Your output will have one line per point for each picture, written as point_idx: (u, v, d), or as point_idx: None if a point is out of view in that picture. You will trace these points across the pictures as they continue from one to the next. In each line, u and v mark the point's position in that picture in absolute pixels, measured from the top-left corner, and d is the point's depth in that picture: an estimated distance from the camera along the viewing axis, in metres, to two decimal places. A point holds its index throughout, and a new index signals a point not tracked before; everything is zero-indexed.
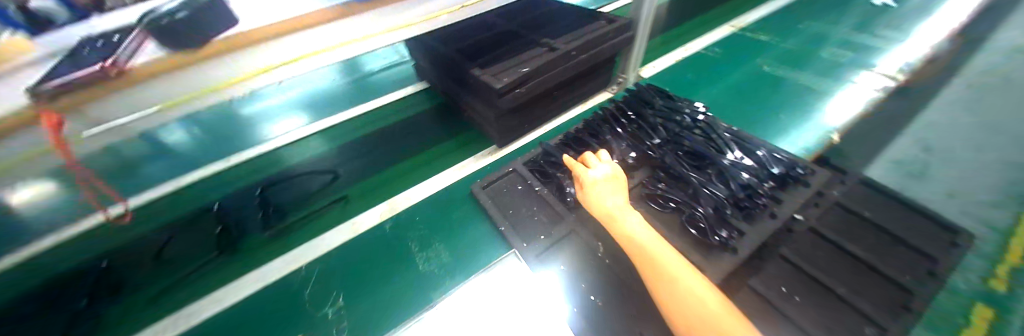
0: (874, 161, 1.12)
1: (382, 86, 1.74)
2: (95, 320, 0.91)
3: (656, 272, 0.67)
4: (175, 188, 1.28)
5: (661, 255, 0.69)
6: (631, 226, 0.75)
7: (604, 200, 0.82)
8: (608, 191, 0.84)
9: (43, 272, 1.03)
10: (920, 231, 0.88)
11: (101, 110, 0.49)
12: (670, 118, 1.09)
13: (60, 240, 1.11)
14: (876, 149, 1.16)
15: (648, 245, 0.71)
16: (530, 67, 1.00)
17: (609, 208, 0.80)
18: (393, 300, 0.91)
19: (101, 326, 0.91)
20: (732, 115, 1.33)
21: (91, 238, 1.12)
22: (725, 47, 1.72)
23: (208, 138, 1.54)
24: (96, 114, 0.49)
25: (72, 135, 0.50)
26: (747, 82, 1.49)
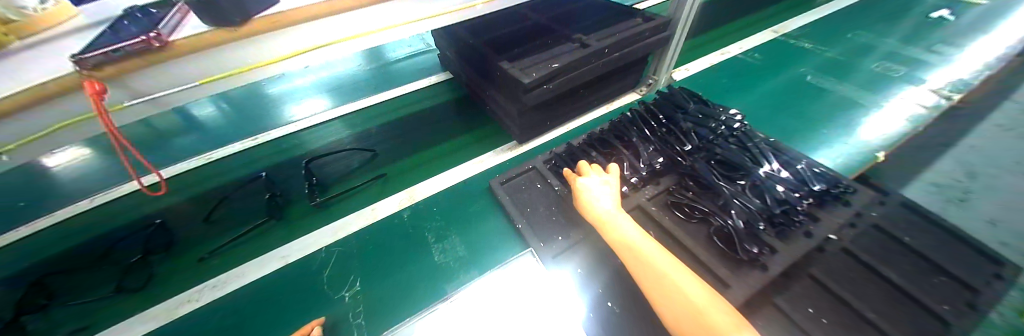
0: (912, 183, 1.06)
1: (406, 74, 1.74)
2: (149, 276, 0.96)
3: (646, 274, 0.64)
4: (203, 161, 1.32)
5: (649, 256, 0.66)
6: (622, 229, 0.73)
7: (594, 205, 0.81)
8: (600, 195, 0.82)
9: (83, 234, 1.09)
10: (961, 260, 0.82)
11: (143, 81, 0.51)
12: (703, 124, 1.03)
13: (96, 205, 1.17)
14: (915, 169, 1.09)
15: (637, 246, 0.69)
16: (560, 63, 0.97)
17: (599, 212, 0.79)
18: (408, 288, 0.91)
19: (151, 281, 0.96)
20: (765, 125, 1.27)
21: (123, 204, 1.16)
22: (761, 54, 1.64)
23: (236, 115, 1.58)
24: (138, 85, 0.51)
25: (112, 105, 0.51)
26: (783, 91, 1.42)
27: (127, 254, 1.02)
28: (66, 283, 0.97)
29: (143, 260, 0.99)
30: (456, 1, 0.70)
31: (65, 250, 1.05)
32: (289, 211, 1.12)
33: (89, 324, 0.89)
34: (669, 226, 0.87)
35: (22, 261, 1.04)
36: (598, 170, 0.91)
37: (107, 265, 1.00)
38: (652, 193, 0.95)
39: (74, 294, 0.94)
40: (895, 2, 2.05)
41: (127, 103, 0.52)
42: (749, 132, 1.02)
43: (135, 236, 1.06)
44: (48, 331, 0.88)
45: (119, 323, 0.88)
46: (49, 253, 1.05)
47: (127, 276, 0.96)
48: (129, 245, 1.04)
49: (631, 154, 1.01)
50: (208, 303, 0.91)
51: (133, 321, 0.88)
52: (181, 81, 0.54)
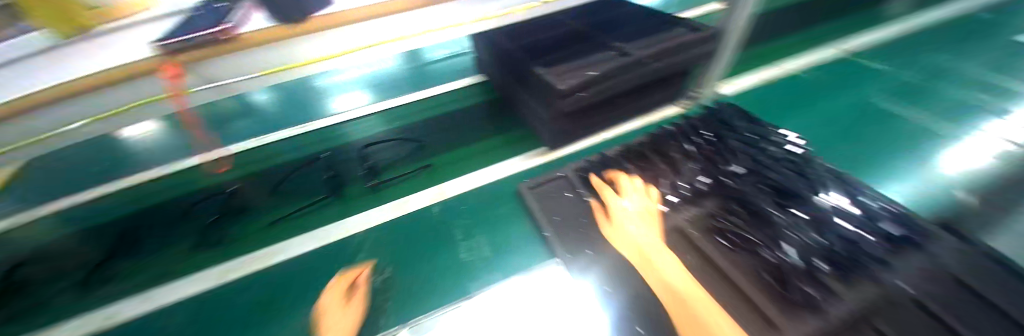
0: (999, 230, 0.91)
1: (443, 75, 1.77)
2: (225, 234, 1.11)
3: (688, 321, 0.70)
4: (256, 144, 1.43)
5: (694, 304, 0.71)
6: (666, 271, 0.76)
7: (635, 239, 0.83)
8: (641, 227, 0.86)
9: (161, 197, 1.25)
10: None
11: (202, 74, 0.54)
12: (757, 147, 0.99)
13: (158, 175, 1.30)
14: (1002, 215, 0.95)
15: (682, 294, 0.73)
16: (599, 71, 0.94)
17: (642, 247, 0.82)
18: (433, 283, 0.90)
19: (224, 241, 1.10)
20: (824, 150, 1.16)
21: (185, 177, 1.29)
22: (821, 72, 1.51)
23: (285, 103, 1.69)
24: (208, 71, 0.54)
25: (188, 88, 0.55)
26: (844, 114, 1.30)
27: (207, 212, 1.18)
28: (149, 237, 1.13)
29: (221, 218, 1.15)
30: (501, 6, 0.70)
31: (140, 212, 1.20)
32: (346, 193, 1.20)
33: (172, 270, 1.03)
34: (711, 254, 0.81)
35: (103, 220, 1.19)
36: (637, 196, 0.93)
37: (190, 221, 1.16)
38: (692, 214, 0.89)
39: (159, 246, 1.10)
40: (986, 23, 1.82)
41: (196, 88, 0.56)
42: (809, 159, 0.94)
43: (212, 200, 1.21)
44: (128, 277, 1.03)
45: (183, 280, 1.00)
46: (124, 214, 1.20)
47: (207, 233, 1.11)
48: (206, 207, 1.19)
49: (671, 174, 0.98)
50: (251, 273, 1.00)
51: (189, 283, 0.99)
52: (244, 71, 0.57)
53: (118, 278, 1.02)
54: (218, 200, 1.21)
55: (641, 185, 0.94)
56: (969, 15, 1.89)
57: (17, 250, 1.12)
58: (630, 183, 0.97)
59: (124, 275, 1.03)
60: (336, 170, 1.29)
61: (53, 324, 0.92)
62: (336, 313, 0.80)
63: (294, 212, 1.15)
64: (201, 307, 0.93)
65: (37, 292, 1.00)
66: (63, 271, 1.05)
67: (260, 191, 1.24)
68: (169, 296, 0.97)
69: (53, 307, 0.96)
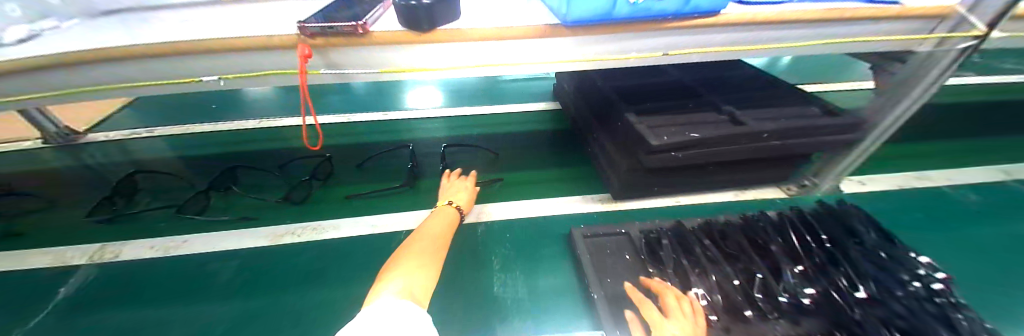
0: None
1: (520, 94, 1.79)
2: (309, 194, 1.20)
3: None
4: (344, 121, 1.56)
5: None
6: None
7: None
8: None
9: (258, 146, 1.43)
10: None
11: (326, 57, 0.58)
12: (889, 271, 0.80)
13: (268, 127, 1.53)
14: None
15: None
16: (701, 134, 0.85)
17: None
18: (469, 304, 0.86)
19: (308, 200, 1.18)
20: (969, 290, 0.91)
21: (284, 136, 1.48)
22: (968, 193, 1.23)
23: (375, 89, 1.83)
24: (336, 57, 0.58)
25: (312, 68, 0.59)
26: (1003, 251, 1.03)
27: (301, 171, 1.30)
28: (244, 179, 1.27)
29: (309, 182, 1.24)
30: (609, 49, 0.64)
31: (242, 156, 1.37)
32: (420, 183, 1.25)
33: (258, 216, 1.13)
34: None
35: (211, 154, 1.39)
36: (687, 317, 0.69)
37: (281, 174, 1.29)
38: (787, 329, 0.73)
39: (247, 189, 1.23)
40: None
41: (322, 70, 0.59)
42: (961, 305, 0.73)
43: (306, 160, 1.35)
44: (214, 212, 1.15)
45: (253, 228, 1.09)
46: (230, 153, 1.39)
47: (293, 190, 1.21)
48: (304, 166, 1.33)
49: (766, 271, 0.82)
50: (305, 240, 1.05)
51: (253, 233, 1.07)
52: (367, 66, 0.61)
53: (210, 210, 1.15)
54: (316, 161, 1.34)
55: (691, 307, 0.71)
56: None
57: (144, 164, 1.35)
58: (676, 300, 0.74)
59: (217, 209, 1.16)
60: (417, 161, 1.34)
61: (147, 235, 1.07)
62: (458, 191, 1.05)
63: (367, 194, 1.20)
64: (255, 257, 1.00)
65: (159, 200, 1.19)
66: (179, 191, 1.23)
67: (342, 163, 1.34)
68: (231, 240, 1.05)
69: (161, 217, 1.13)
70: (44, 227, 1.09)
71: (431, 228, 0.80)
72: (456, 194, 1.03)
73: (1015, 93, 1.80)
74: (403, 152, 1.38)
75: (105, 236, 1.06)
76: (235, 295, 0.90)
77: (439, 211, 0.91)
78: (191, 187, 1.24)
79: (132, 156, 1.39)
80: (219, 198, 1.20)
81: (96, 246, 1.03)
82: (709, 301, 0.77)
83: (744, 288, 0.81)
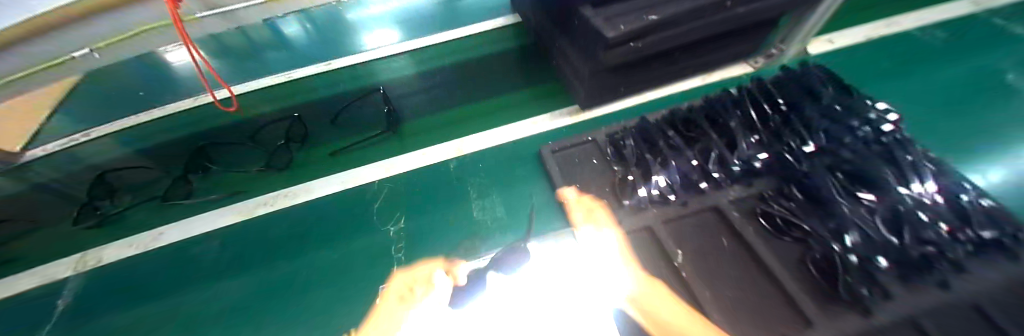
0: None
1: (475, 11, 1.52)
2: (291, 159, 1.14)
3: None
4: (285, 80, 1.31)
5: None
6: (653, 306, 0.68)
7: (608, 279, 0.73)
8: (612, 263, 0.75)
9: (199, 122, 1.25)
10: None
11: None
12: (841, 122, 0.82)
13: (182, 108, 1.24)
14: None
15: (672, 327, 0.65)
16: (660, 16, 0.78)
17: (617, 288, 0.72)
18: (449, 230, 0.91)
19: (292, 164, 1.13)
20: (924, 126, 0.98)
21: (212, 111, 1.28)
22: (939, 35, 1.22)
23: (312, 32, 1.47)
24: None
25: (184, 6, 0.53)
26: (955, 86, 1.08)
27: (273, 138, 1.18)
28: (223, 157, 1.17)
29: (286, 146, 1.16)
30: None
31: (187, 137, 1.18)
32: (403, 128, 1.19)
33: (241, 190, 1.10)
34: (751, 239, 0.73)
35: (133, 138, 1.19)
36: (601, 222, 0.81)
37: (258, 145, 1.17)
38: (738, 193, 0.81)
39: (231, 165, 1.15)
40: None
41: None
42: (905, 141, 0.78)
43: (278, 125, 1.21)
44: (204, 191, 1.11)
45: (230, 206, 1.06)
46: (176, 140, 1.18)
47: (274, 155, 1.14)
48: (275, 131, 1.19)
49: (722, 146, 0.84)
50: (278, 208, 1.04)
51: (236, 209, 1.05)
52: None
53: (196, 192, 1.11)
54: (284, 126, 1.20)
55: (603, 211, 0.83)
56: None
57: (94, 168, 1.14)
58: (590, 210, 0.84)
59: (201, 189, 1.11)
60: (393, 105, 1.24)
61: (132, 233, 1.04)
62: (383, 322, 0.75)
63: (352, 145, 1.15)
64: (238, 233, 1.00)
65: (140, 195, 1.11)
66: (157, 183, 1.14)
67: (314, 120, 1.22)
68: (212, 221, 1.04)
69: (148, 211, 1.08)
70: (22, 248, 1.03)
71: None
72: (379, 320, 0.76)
73: None
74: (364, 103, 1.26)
75: (81, 245, 1.03)
76: (228, 271, 0.93)
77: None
78: (169, 175, 1.15)
79: (55, 155, 1.13)
80: (202, 180, 1.14)
81: (76, 256, 1.01)
82: (670, 183, 0.82)
83: (703, 167, 0.83)
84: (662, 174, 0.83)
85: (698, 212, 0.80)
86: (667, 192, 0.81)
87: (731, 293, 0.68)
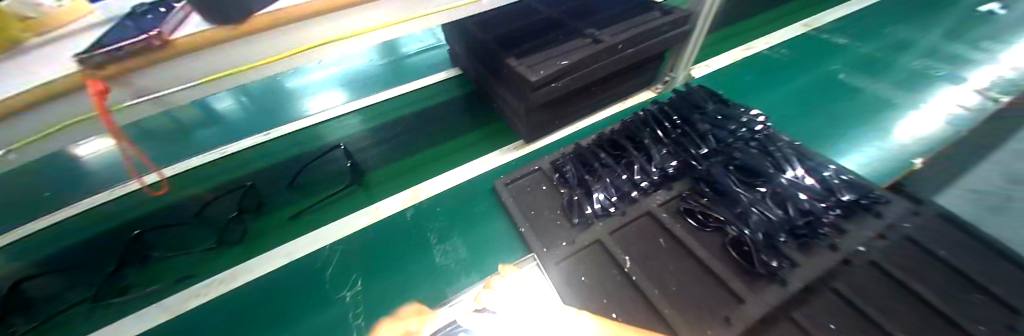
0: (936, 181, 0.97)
1: (417, 69, 1.65)
2: (245, 231, 1.06)
3: None
4: (221, 155, 1.30)
5: None
6: None
7: None
8: None
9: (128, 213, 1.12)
10: (998, 277, 0.78)
11: (129, 88, 0.54)
12: (726, 128, 1.01)
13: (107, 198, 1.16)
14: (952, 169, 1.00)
15: None
16: (570, 60, 0.93)
17: None
18: (411, 281, 0.88)
19: (246, 237, 1.05)
20: (793, 124, 1.26)
21: (130, 201, 1.15)
22: (784, 51, 1.60)
23: (247, 109, 1.55)
24: (141, 83, 0.54)
25: (115, 103, 0.54)
26: (806, 91, 1.39)
27: (223, 212, 1.12)
28: (166, 240, 1.06)
29: (239, 217, 1.09)
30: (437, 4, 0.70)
31: (112, 232, 1.07)
32: (368, 177, 1.19)
33: (194, 272, 0.97)
34: (681, 236, 0.84)
35: (33, 246, 1.05)
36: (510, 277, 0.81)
37: (204, 222, 1.09)
38: (663, 198, 0.92)
39: (176, 248, 1.03)
40: None
41: (126, 102, 0.55)
42: (772, 135, 0.98)
43: (225, 198, 1.15)
44: (142, 285, 0.96)
45: (170, 296, 0.92)
46: (93, 238, 1.06)
47: (225, 230, 1.05)
48: (226, 203, 1.14)
49: (642, 158, 0.98)
50: (216, 296, 0.91)
51: (178, 299, 0.91)
52: (181, 80, 0.57)
53: (131, 287, 0.95)
54: (235, 195, 1.16)
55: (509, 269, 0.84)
56: None
57: None
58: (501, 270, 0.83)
59: (138, 283, 0.96)
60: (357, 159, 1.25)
61: None
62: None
63: (315, 205, 1.11)
64: (178, 328, 0.86)
65: (51, 309, 0.91)
66: (71, 290, 0.94)
67: (265, 189, 1.19)
68: (147, 317, 0.88)
69: (72, 319, 0.89)
70: None
71: None
72: None
73: None
74: (325, 160, 1.27)
75: None
76: None
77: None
78: (102, 269, 0.98)
79: None
80: (139, 274, 0.98)
81: None
82: (608, 197, 0.92)
83: (632, 180, 0.95)
84: (601, 191, 0.93)
85: (636, 219, 0.89)
86: (608, 205, 0.91)
87: (677, 284, 0.77)
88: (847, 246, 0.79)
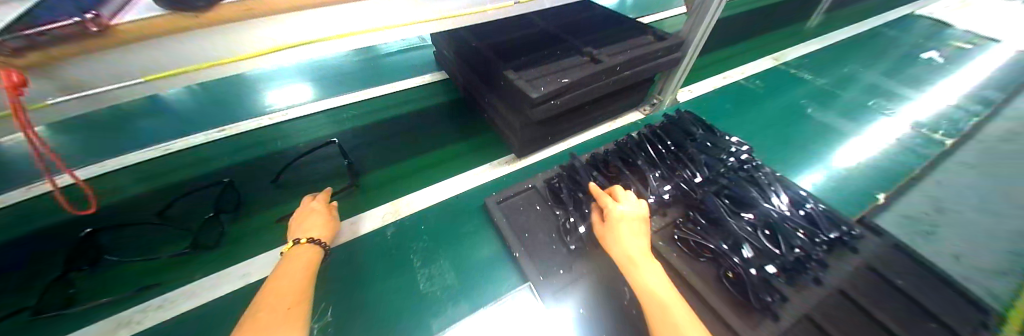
0: (882, 212, 1.08)
1: (400, 70, 1.56)
2: (222, 233, 0.94)
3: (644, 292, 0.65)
4: (163, 153, 1.13)
5: (651, 283, 0.66)
6: (649, 279, 0.67)
7: (631, 241, 0.73)
8: (634, 233, 0.74)
9: (65, 214, 0.94)
10: (949, 302, 0.85)
11: (56, 80, 0.44)
12: (716, 156, 1.03)
13: (19, 199, 0.96)
14: (886, 200, 1.12)
15: (662, 300, 0.63)
16: (570, 79, 0.91)
17: (630, 252, 0.71)
18: (393, 308, 0.81)
19: (224, 240, 0.93)
20: (770, 151, 1.30)
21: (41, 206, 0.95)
22: (757, 81, 1.69)
23: (207, 100, 1.39)
24: (76, 78, 0.44)
25: (31, 100, 0.43)
26: (777, 119, 1.47)
27: (196, 211, 0.98)
28: (134, 241, 0.90)
29: (216, 216, 0.95)
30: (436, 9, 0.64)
31: (35, 235, 0.90)
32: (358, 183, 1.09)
33: (149, 284, 0.83)
34: (676, 264, 0.84)
35: None
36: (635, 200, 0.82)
37: (175, 223, 0.95)
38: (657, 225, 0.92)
39: (145, 251, 0.89)
40: (882, 40, 2.14)
41: (50, 99, 0.45)
42: (759, 166, 1.02)
43: (197, 194, 1.02)
44: (94, 294, 0.81)
45: (96, 321, 0.77)
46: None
47: (201, 231, 0.93)
48: (194, 202, 1.00)
49: (637, 183, 0.97)
50: (154, 323, 0.78)
51: (112, 322, 0.77)
52: (125, 74, 0.47)
53: (81, 298, 0.80)
54: (214, 192, 1.03)
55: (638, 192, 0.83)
56: (871, 32, 2.22)
57: None
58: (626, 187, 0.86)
59: (88, 292, 0.81)
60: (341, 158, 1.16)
61: None
62: (310, 213, 0.82)
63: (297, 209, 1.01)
64: None
65: None
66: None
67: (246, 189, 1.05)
68: None
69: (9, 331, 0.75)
70: None
71: (312, 220, 0.80)
72: (299, 227, 0.78)
73: (769, 6, 2.46)
74: (299, 161, 1.15)
75: None
76: None
77: (291, 253, 0.70)
78: (41, 276, 0.82)
79: None
80: (96, 277, 0.84)
81: None
82: None
83: None
84: None
85: None
86: None
87: None
88: (824, 277, 0.83)
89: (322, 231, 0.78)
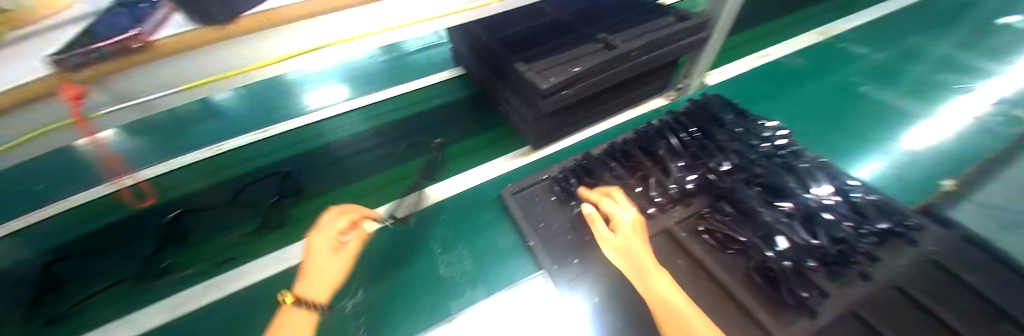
0: (959, 202, 0.94)
1: (420, 68, 1.60)
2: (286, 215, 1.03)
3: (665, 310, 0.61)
4: (215, 153, 1.23)
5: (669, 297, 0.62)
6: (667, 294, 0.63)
7: (639, 253, 0.68)
8: (639, 245, 0.70)
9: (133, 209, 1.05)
10: None
11: (110, 94, 0.49)
12: (748, 141, 0.98)
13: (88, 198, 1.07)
14: (958, 189, 0.98)
15: (684, 317, 0.59)
16: (582, 67, 0.88)
17: (642, 266, 0.66)
18: (416, 291, 0.84)
19: (286, 223, 1.02)
20: (812, 136, 1.20)
21: (111, 202, 1.07)
22: (798, 58, 1.55)
23: (249, 102, 1.50)
24: (125, 90, 0.50)
25: (92, 111, 0.49)
26: (822, 101, 1.34)
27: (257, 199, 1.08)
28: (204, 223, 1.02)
29: (279, 203, 1.05)
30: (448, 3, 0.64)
31: (108, 227, 1.01)
32: (381, 179, 1.13)
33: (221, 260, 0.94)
34: (700, 256, 0.80)
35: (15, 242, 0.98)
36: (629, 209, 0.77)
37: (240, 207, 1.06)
38: (680, 215, 0.88)
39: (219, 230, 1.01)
40: (951, 3, 1.89)
41: (104, 109, 0.50)
42: (797, 152, 0.94)
43: (257, 185, 1.12)
44: (181, 267, 0.93)
45: (151, 307, 0.85)
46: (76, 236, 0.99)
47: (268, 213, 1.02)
48: (258, 190, 1.11)
49: (656, 173, 0.94)
50: (203, 304, 0.85)
51: (167, 304, 0.85)
52: (166, 85, 0.51)
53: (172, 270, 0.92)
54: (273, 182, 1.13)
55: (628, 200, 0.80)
56: None
57: None
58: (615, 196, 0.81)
59: (178, 265, 0.93)
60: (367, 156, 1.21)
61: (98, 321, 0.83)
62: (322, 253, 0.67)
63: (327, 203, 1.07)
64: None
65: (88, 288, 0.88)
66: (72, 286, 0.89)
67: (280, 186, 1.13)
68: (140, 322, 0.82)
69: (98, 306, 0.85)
70: None
71: (322, 262, 0.65)
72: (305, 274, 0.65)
73: None
74: (327, 159, 1.21)
75: None
76: None
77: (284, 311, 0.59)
78: (136, 253, 0.95)
79: None
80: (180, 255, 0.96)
81: None
82: None
83: (644, 193, 0.92)
84: None
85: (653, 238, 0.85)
86: None
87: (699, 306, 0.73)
88: (873, 270, 0.75)
89: (324, 291, 0.64)
